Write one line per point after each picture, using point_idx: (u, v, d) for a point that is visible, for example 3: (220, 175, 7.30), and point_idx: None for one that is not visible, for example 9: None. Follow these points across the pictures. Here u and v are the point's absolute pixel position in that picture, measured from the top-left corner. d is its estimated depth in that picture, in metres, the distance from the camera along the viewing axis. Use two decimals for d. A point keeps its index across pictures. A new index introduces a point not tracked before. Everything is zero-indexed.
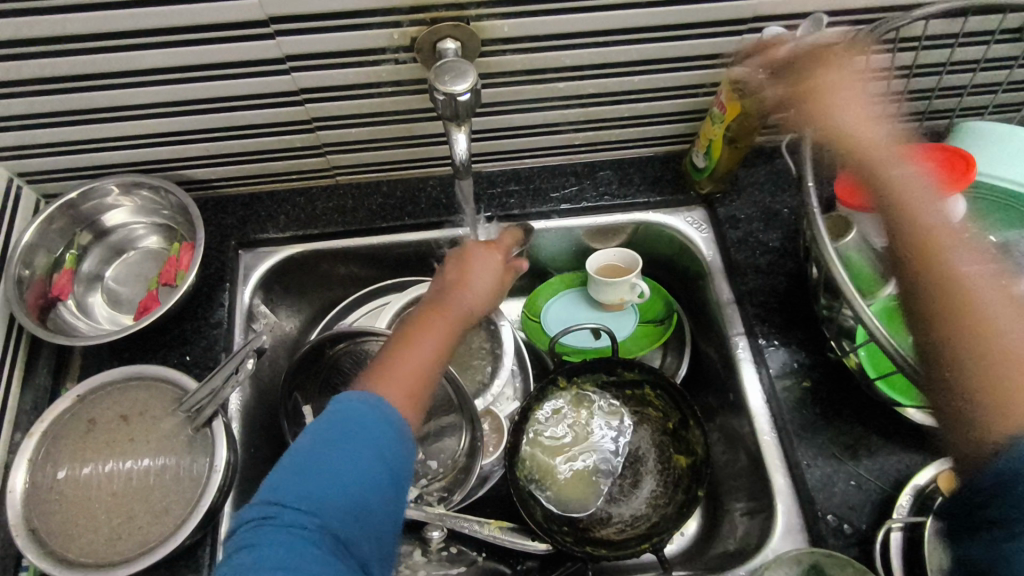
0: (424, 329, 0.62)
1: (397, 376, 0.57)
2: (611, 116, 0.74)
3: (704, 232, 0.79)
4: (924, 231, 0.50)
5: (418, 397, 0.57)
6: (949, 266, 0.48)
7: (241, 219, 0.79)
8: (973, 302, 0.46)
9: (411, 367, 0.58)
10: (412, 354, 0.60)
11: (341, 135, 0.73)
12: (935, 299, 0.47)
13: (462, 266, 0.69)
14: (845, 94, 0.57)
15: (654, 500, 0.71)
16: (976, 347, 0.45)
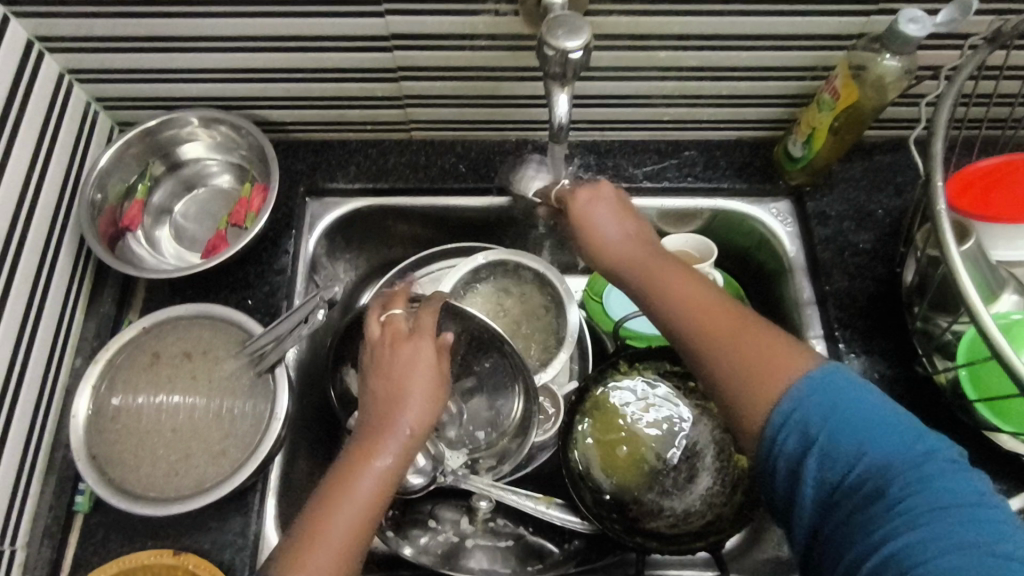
0: (345, 482, 0.50)
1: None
2: (709, 93, 0.70)
3: (789, 226, 0.75)
4: (705, 325, 0.50)
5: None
6: (720, 334, 0.49)
7: (311, 166, 0.77)
8: (735, 369, 0.47)
9: (334, 546, 0.48)
10: (325, 544, 0.48)
11: (424, 87, 0.70)
12: (715, 378, 0.49)
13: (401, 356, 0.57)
14: (628, 221, 0.60)
15: (710, 497, 0.69)
16: (755, 400, 0.46)
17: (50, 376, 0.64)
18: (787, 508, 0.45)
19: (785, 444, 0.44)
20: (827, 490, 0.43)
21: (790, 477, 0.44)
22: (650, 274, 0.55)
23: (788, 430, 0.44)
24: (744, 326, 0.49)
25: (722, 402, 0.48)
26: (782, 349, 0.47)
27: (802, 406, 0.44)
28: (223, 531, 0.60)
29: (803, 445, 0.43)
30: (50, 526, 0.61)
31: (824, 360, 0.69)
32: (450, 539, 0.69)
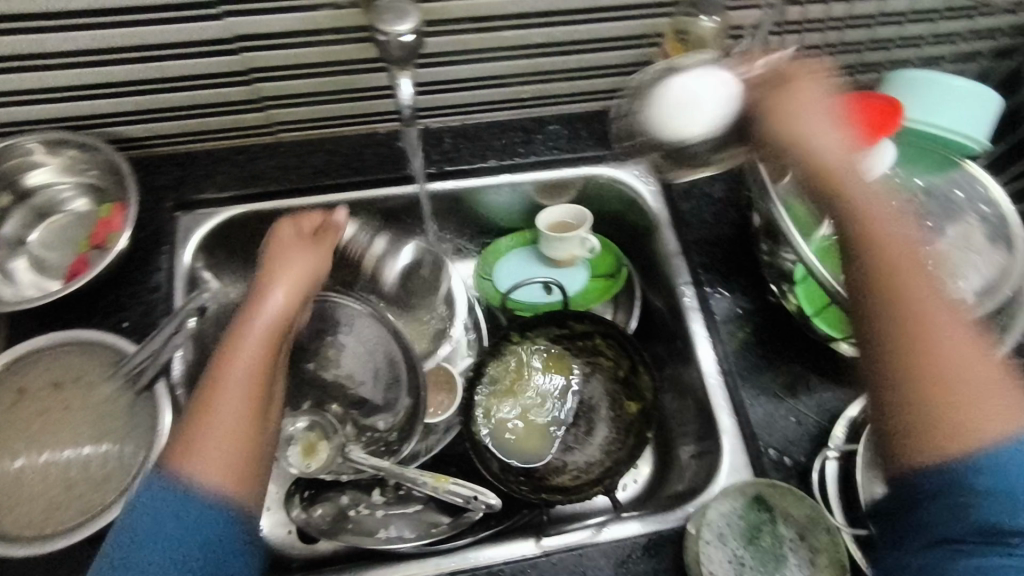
0: (230, 355, 0.54)
1: (206, 448, 0.49)
2: (558, 68, 0.74)
3: (652, 186, 0.80)
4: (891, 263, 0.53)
5: (253, 463, 0.50)
6: (958, 405, 0.48)
7: (177, 179, 0.75)
8: (948, 398, 0.48)
9: (219, 431, 0.50)
10: (224, 399, 0.51)
11: (279, 88, 0.70)
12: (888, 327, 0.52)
13: (280, 254, 0.63)
14: (813, 106, 0.59)
15: (607, 447, 0.73)
16: (943, 421, 0.47)
17: None
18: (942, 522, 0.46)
19: (977, 480, 0.45)
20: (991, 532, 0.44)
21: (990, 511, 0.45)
22: (857, 203, 0.56)
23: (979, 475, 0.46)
24: (921, 279, 0.53)
25: (882, 363, 0.51)
26: (1000, 394, 0.48)
27: (1002, 467, 0.45)
28: None
29: (993, 487, 0.45)
30: None
31: (694, 304, 0.74)
32: (363, 511, 0.71)
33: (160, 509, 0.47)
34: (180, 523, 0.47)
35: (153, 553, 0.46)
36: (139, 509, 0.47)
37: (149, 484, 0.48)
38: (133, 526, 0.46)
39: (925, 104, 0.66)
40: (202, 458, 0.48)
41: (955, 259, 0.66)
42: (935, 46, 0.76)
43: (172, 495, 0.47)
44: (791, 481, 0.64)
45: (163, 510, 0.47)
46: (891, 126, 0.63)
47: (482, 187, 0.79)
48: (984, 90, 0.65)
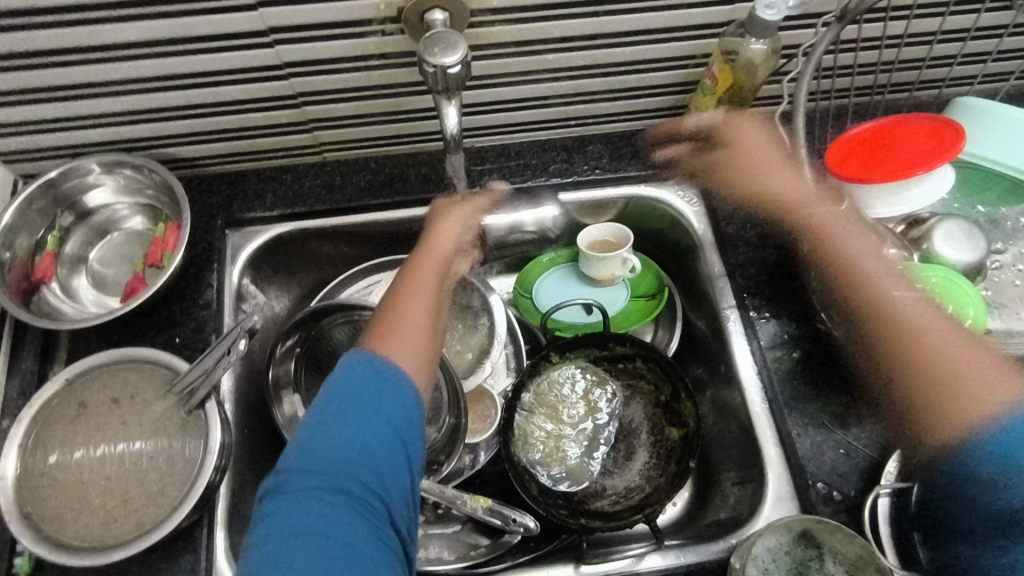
0: (415, 280, 0.62)
1: (403, 339, 0.56)
2: (602, 88, 0.73)
3: (695, 205, 0.79)
4: (890, 329, 0.57)
5: (427, 356, 0.56)
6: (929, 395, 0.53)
7: (226, 198, 0.77)
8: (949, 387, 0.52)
9: (412, 330, 0.57)
10: (412, 314, 0.59)
11: (327, 110, 0.71)
12: (921, 394, 0.54)
13: (434, 228, 0.70)
14: (855, 230, 0.62)
15: (647, 472, 0.73)
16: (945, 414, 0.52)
17: None
18: (961, 505, 0.53)
19: (986, 459, 0.49)
20: (1005, 517, 0.49)
21: (1002, 509, 0.49)
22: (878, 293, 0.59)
23: (985, 459, 0.49)
24: (972, 347, 0.54)
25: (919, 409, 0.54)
26: (1001, 373, 0.52)
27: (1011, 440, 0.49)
28: (174, 572, 0.60)
29: (1001, 467, 0.49)
30: None
31: (738, 329, 0.73)
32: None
33: (357, 378, 0.51)
34: (383, 383, 0.51)
35: (350, 406, 0.49)
36: (344, 381, 0.51)
37: (357, 356, 0.53)
38: (332, 401, 0.50)
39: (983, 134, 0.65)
40: (397, 345, 0.55)
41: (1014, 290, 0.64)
42: (998, 62, 0.73)
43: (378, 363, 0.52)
44: (840, 516, 0.63)
45: (372, 368, 0.52)
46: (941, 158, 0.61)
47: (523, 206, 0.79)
48: None
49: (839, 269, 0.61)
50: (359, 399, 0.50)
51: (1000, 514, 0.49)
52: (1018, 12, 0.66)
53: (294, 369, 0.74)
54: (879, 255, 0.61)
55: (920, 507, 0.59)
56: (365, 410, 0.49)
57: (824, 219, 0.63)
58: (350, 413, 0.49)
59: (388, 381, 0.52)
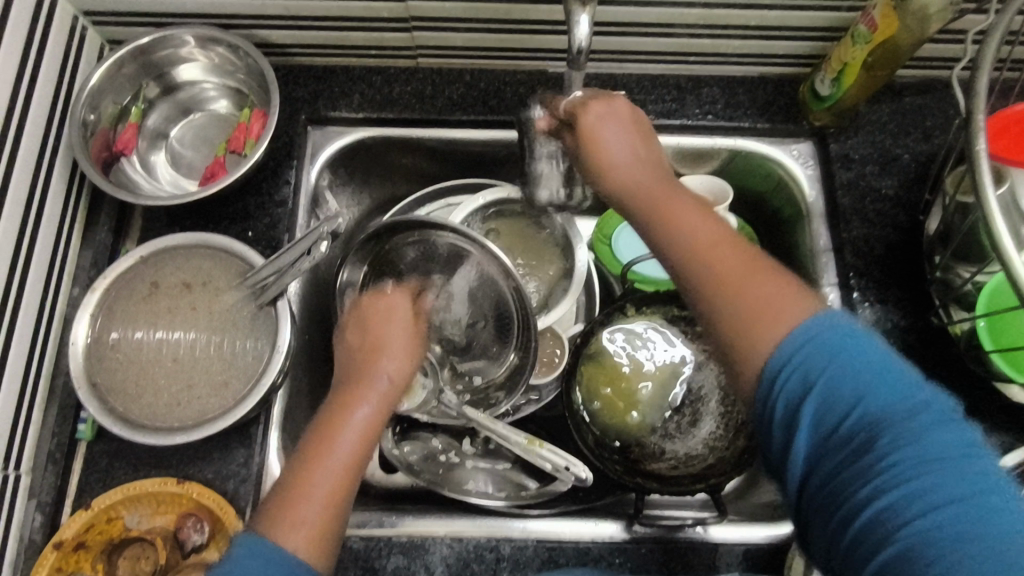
0: (339, 421, 0.51)
1: (303, 516, 0.45)
2: (735, 22, 0.66)
3: (810, 169, 0.72)
4: (718, 266, 0.45)
5: (334, 531, 0.46)
6: (735, 304, 0.44)
7: (312, 92, 0.73)
8: (739, 292, 0.44)
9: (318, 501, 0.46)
10: (318, 482, 0.47)
11: (433, 9, 0.66)
12: (739, 319, 0.43)
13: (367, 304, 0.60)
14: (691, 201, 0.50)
15: (712, 442, 0.69)
16: (755, 327, 0.42)
17: (47, 304, 0.63)
18: (766, 439, 0.43)
19: (783, 387, 0.40)
20: (819, 442, 0.39)
21: (785, 426, 0.40)
22: (677, 232, 0.49)
23: (787, 375, 0.40)
24: (735, 256, 0.46)
25: (720, 334, 0.45)
26: (791, 289, 0.43)
27: (802, 351, 0.40)
28: (227, 462, 0.60)
29: (803, 389, 0.40)
30: (53, 452, 0.61)
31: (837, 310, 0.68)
32: (453, 458, 0.72)
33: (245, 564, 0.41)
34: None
35: None
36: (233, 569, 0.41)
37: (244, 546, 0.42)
38: None
39: None
40: (298, 518, 0.45)
41: None
42: None
43: (265, 550, 0.42)
44: None
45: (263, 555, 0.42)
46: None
47: None
48: None
49: (661, 231, 0.50)
50: None
51: (811, 444, 0.39)
52: None
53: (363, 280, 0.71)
54: (691, 200, 0.51)
55: (798, 501, 0.41)
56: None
57: (649, 185, 0.53)
58: None
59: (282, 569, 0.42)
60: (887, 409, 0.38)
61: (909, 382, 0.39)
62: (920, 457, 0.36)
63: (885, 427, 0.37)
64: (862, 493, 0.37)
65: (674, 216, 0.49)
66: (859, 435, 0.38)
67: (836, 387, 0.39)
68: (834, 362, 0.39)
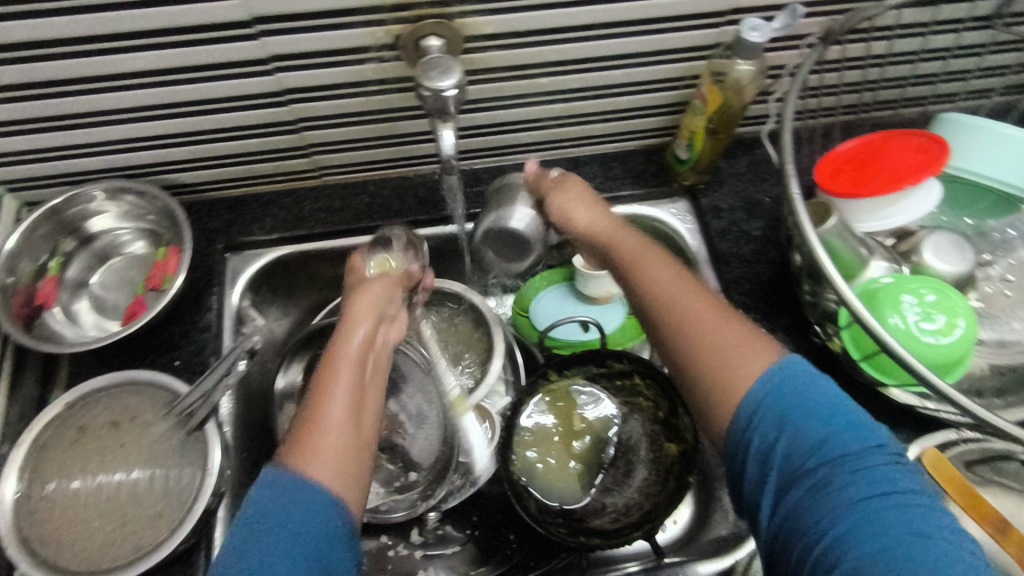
0: (325, 384, 0.54)
1: (320, 451, 0.49)
2: (594, 110, 0.75)
3: (689, 223, 0.81)
4: (688, 320, 0.52)
5: (353, 467, 0.50)
6: (705, 363, 0.50)
7: (226, 222, 0.79)
8: (706, 352, 0.50)
9: (331, 436, 0.51)
10: (331, 417, 0.52)
11: (325, 135, 0.73)
12: (712, 368, 0.49)
13: (353, 297, 0.63)
14: (656, 256, 0.57)
15: (646, 489, 0.73)
16: (727, 387, 0.48)
17: None
18: (737, 473, 0.48)
19: (754, 432, 0.46)
20: (790, 473, 0.45)
21: (759, 460, 0.46)
22: (644, 287, 0.55)
23: (758, 419, 0.46)
24: (706, 313, 0.52)
25: (699, 392, 0.51)
26: (752, 341, 0.50)
27: (761, 403, 0.47)
28: None
29: (773, 433, 0.46)
30: None
31: None
32: (403, 551, 0.73)
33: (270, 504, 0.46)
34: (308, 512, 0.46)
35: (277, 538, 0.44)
36: (258, 506, 0.46)
37: (265, 478, 0.48)
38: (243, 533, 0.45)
39: (964, 152, 0.64)
40: (322, 456, 0.49)
41: (1001, 300, 0.65)
42: (982, 79, 0.73)
43: (289, 487, 0.47)
44: None
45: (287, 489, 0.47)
46: (943, 158, 0.62)
47: None
48: None
49: (642, 292, 0.56)
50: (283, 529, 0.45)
51: (781, 476, 0.45)
52: (997, 30, 0.67)
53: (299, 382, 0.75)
54: (664, 261, 0.57)
55: (764, 532, 0.46)
56: (279, 533, 0.45)
57: (617, 239, 0.62)
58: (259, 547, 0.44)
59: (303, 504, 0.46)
60: (844, 451, 0.44)
61: (865, 430, 0.45)
62: (871, 493, 0.42)
63: (846, 464, 0.43)
64: (824, 522, 0.42)
65: (652, 277, 0.56)
66: (825, 471, 0.43)
67: (799, 432, 0.45)
68: (798, 412, 0.45)
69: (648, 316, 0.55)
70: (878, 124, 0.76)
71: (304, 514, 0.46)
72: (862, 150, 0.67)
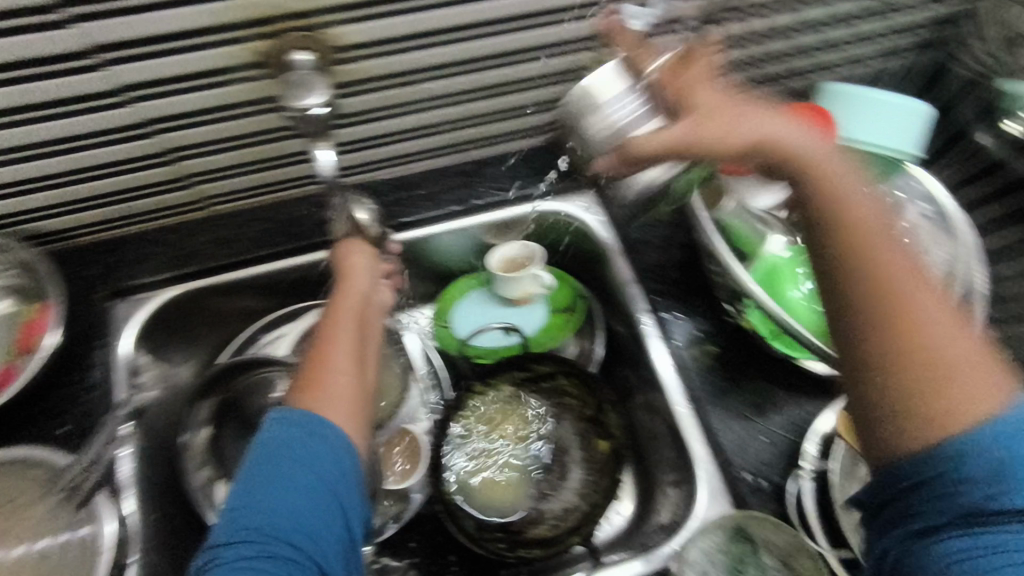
0: (331, 336, 0.58)
1: (331, 399, 0.53)
2: (488, 111, 0.72)
3: (598, 216, 0.80)
4: (891, 308, 0.44)
5: (361, 415, 0.54)
6: (907, 375, 0.42)
7: (108, 267, 0.73)
8: (930, 364, 0.42)
9: (342, 383, 0.54)
10: (337, 366, 0.55)
11: (203, 164, 0.67)
12: (902, 389, 0.42)
13: (344, 262, 0.65)
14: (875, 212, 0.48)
15: (582, 490, 0.72)
16: (925, 408, 0.41)
17: None
18: (932, 517, 0.39)
19: (969, 465, 0.38)
20: (980, 517, 0.37)
21: (963, 507, 0.38)
22: (885, 259, 0.45)
23: (980, 456, 0.38)
24: (955, 323, 0.44)
25: (877, 403, 0.43)
26: (978, 357, 0.42)
27: (994, 438, 0.38)
28: None
29: (995, 474, 0.37)
30: None
31: (655, 333, 0.73)
32: None
33: (282, 446, 0.49)
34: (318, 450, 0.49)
35: (285, 479, 0.47)
36: (270, 444, 0.49)
37: (278, 420, 0.51)
38: (257, 470, 0.48)
39: (848, 119, 0.66)
40: (331, 404, 0.52)
41: None
42: (857, 47, 0.75)
43: (299, 430, 0.50)
44: (767, 505, 0.64)
45: (300, 431, 0.50)
46: (831, 129, 0.63)
47: (430, 236, 0.78)
48: (907, 104, 0.65)
49: (826, 210, 0.48)
50: (291, 465, 0.48)
51: (966, 520, 0.38)
52: None
53: (206, 433, 0.70)
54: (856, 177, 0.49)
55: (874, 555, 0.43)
56: (298, 466, 0.48)
57: (815, 161, 0.49)
58: (278, 481, 0.47)
59: (315, 446, 0.49)
60: None
61: None
62: None
63: None
64: None
65: (908, 262, 0.46)
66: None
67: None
68: None
69: (847, 287, 0.46)
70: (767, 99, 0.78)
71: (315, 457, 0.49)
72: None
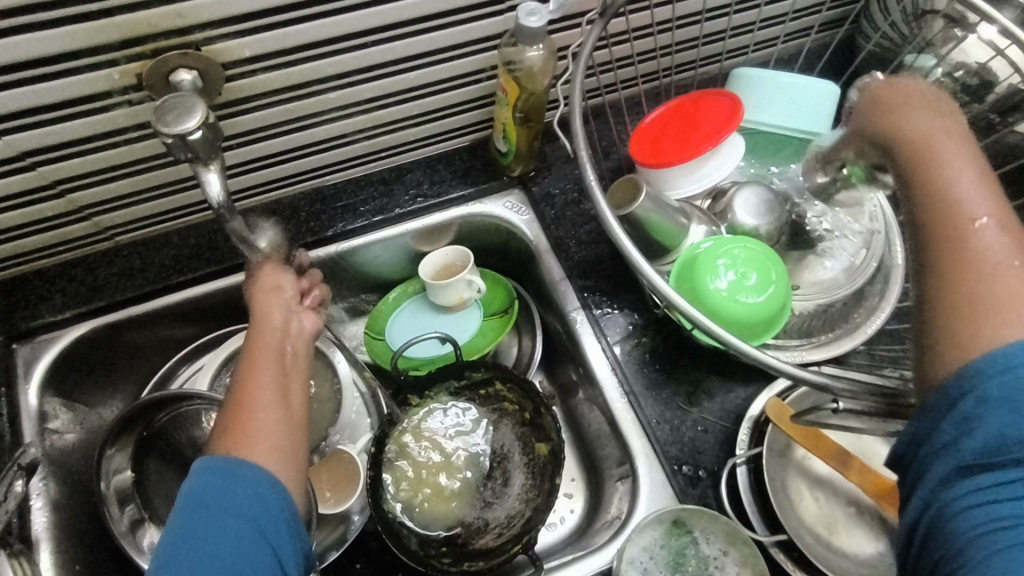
0: (250, 371, 0.55)
1: (258, 439, 0.50)
2: (399, 117, 0.71)
3: (525, 214, 0.78)
4: (945, 240, 0.44)
5: (296, 455, 0.52)
6: (951, 301, 0.42)
7: (6, 308, 0.68)
8: (973, 288, 0.42)
9: (268, 424, 0.52)
10: (263, 402, 0.53)
11: (96, 193, 0.64)
12: (951, 310, 0.42)
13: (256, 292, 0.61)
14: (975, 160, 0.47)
15: (525, 495, 0.71)
16: (969, 329, 0.41)
17: None
18: (938, 460, 0.40)
19: (987, 410, 0.39)
20: (990, 460, 0.38)
21: (974, 450, 0.38)
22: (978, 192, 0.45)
23: (1001, 397, 0.38)
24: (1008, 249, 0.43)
25: (925, 328, 0.43)
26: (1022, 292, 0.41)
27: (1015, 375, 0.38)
28: None
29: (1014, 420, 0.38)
30: None
31: (588, 330, 0.72)
32: None
33: (207, 489, 0.46)
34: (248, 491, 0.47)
35: (213, 524, 0.45)
36: (194, 492, 0.46)
37: (202, 468, 0.48)
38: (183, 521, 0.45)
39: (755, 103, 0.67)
40: (258, 447, 0.50)
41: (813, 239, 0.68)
42: (763, 29, 0.76)
43: (225, 473, 0.47)
44: (707, 494, 0.63)
45: (228, 475, 0.47)
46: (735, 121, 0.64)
47: (354, 248, 0.74)
48: (812, 82, 0.65)
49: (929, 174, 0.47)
50: (218, 509, 0.45)
51: (981, 463, 0.38)
52: None
53: (131, 473, 0.68)
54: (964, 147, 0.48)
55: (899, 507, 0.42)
56: (228, 509, 0.46)
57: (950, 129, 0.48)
58: (205, 529, 0.44)
59: (242, 487, 0.47)
60: None
61: None
62: None
63: None
64: None
65: (957, 182, 0.45)
66: None
67: None
68: None
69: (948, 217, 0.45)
70: (682, 87, 0.78)
71: (245, 498, 0.46)
72: (672, 114, 0.68)
